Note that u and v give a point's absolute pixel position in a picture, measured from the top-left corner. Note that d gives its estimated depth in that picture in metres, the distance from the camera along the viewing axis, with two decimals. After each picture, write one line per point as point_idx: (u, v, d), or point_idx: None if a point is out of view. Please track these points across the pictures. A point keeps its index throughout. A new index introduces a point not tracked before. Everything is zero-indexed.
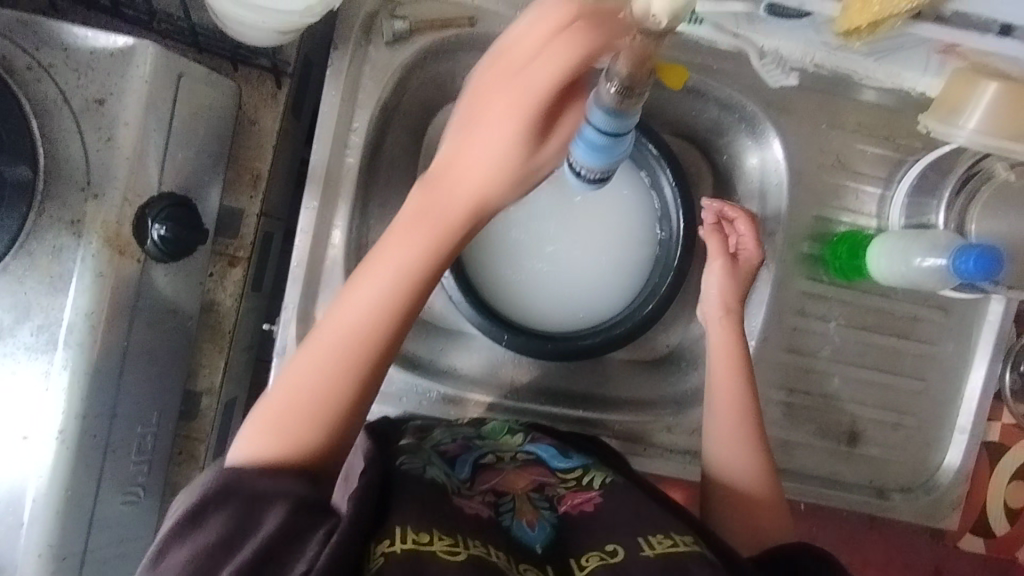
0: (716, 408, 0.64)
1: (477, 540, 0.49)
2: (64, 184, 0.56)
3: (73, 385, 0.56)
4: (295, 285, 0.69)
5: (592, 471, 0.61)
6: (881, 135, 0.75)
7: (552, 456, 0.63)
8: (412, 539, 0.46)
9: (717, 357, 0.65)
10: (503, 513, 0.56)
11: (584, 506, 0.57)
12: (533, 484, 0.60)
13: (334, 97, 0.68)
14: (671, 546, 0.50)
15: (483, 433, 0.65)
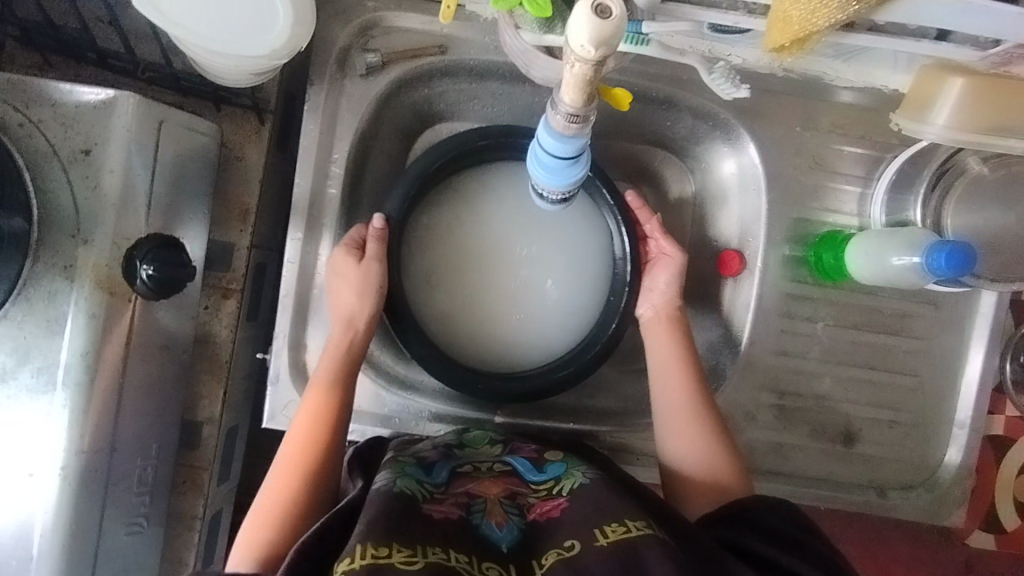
0: (661, 400, 0.67)
1: (437, 546, 0.50)
2: (57, 231, 0.59)
3: (73, 422, 0.59)
4: (284, 314, 0.71)
5: (564, 480, 0.64)
6: (858, 134, 0.74)
7: (527, 469, 0.66)
8: (371, 555, 0.45)
9: (659, 351, 0.69)
10: (474, 512, 0.58)
11: (552, 512, 0.59)
12: (505, 491, 0.63)
13: (312, 131, 0.71)
14: (624, 533, 0.52)
15: (462, 443, 0.70)
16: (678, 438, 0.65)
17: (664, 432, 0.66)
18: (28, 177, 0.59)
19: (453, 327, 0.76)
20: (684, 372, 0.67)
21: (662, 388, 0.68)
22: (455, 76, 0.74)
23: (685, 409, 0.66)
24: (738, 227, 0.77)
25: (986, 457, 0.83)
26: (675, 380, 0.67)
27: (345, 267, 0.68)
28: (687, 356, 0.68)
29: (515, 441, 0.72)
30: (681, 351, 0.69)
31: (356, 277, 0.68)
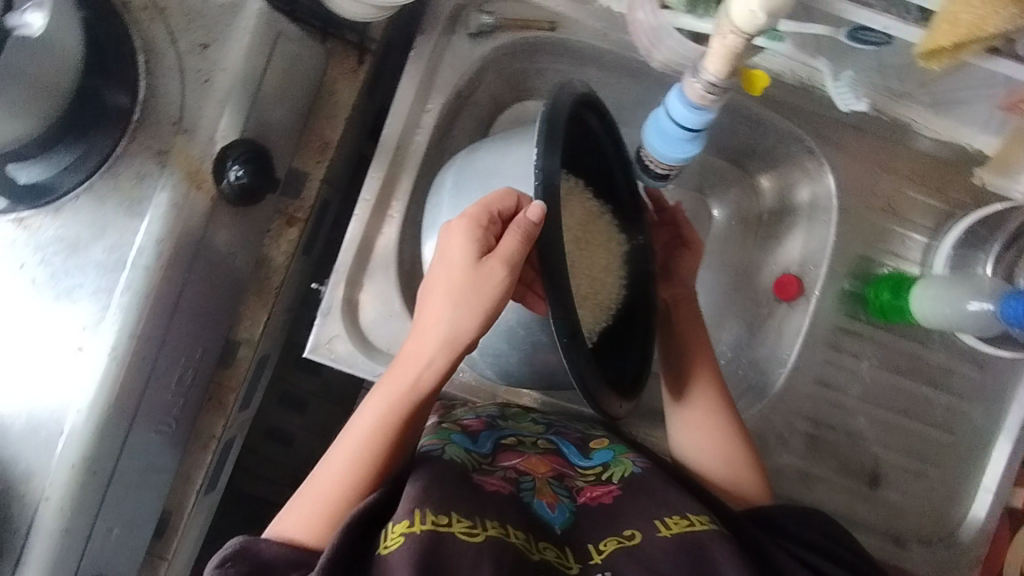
0: (683, 393, 0.65)
1: (495, 520, 0.48)
2: (159, 116, 0.60)
3: (131, 304, 0.58)
4: (348, 249, 0.72)
5: (614, 466, 0.60)
6: (932, 186, 0.76)
7: (573, 453, 0.62)
8: (431, 520, 0.45)
9: (681, 335, 0.67)
10: (524, 489, 0.55)
11: (603, 498, 0.56)
12: (553, 471, 0.58)
13: (413, 78, 0.72)
14: (688, 526, 0.51)
15: (506, 416, 0.66)
16: (698, 430, 0.64)
17: (681, 427, 0.65)
18: (141, 60, 0.60)
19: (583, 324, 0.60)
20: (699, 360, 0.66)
21: (679, 380, 0.66)
22: (558, 54, 0.76)
23: (704, 403, 0.64)
24: (800, 253, 0.78)
25: (1001, 527, 0.83)
26: (698, 375, 0.65)
27: (455, 255, 0.50)
28: (709, 352, 0.66)
29: (557, 423, 0.67)
30: (704, 343, 0.67)
31: (459, 275, 0.50)
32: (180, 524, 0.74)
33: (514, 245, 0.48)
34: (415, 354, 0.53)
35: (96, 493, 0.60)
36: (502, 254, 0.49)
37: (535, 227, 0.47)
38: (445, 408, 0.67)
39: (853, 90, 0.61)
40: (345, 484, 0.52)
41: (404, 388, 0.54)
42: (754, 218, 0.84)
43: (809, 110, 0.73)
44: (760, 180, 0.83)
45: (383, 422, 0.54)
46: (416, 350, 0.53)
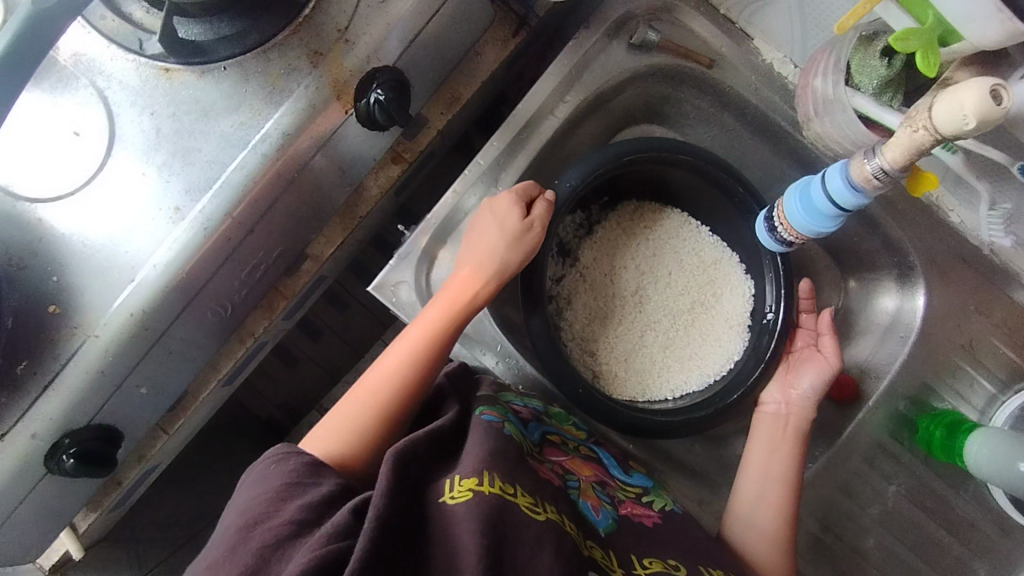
0: (754, 477, 0.68)
1: (551, 505, 0.49)
2: (326, 18, 0.60)
3: (241, 185, 0.59)
4: (445, 206, 0.72)
5: (653, 493, 0.60)
6: (1021, 343, 0.74)
7: (612, 465, 0.62)
8: (499, 486, 0.47)
9: (777, 431, 0.70)
10: (571, 486, 0.54)
11: (644, 519, 0.56)
12: (595, 477, 0.59)
13: (562, 67, 0.72)
14: None
15: (552, 413, 0.66)
16: (759, 517, 0.67)
17: (740, 507, 0.68)
18: None
19: (602, 338, 0.81)
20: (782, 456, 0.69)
21: (760, 464, 0.69)
22: (704, 92, 0.76)
23: (773, 496, 0.67)
24: (866, 359, 0.79)
25: None
26: (776, 469, 0.68)
27: (491, 221, 0.67)
28: (795, 454, 0.69)
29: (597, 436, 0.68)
30: (791, 441, 0.70)
31: (495, 232, 0.67)
32: (192, 405, 0.74)
33: (537, 214, 0.67)
34: (448, 290, 0.66)
35: (140, 349, 0.61)
36: (529, 218, 0.67)
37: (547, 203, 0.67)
38: (497, 384, 0.67)
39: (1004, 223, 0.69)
40: (381, 399, 0.60)
41: (441, 313, 0.65)
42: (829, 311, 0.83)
43: (928, 228, 0.72)
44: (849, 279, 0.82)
45: (411, 354, 0.62)
46: (450, 286, 0.66)
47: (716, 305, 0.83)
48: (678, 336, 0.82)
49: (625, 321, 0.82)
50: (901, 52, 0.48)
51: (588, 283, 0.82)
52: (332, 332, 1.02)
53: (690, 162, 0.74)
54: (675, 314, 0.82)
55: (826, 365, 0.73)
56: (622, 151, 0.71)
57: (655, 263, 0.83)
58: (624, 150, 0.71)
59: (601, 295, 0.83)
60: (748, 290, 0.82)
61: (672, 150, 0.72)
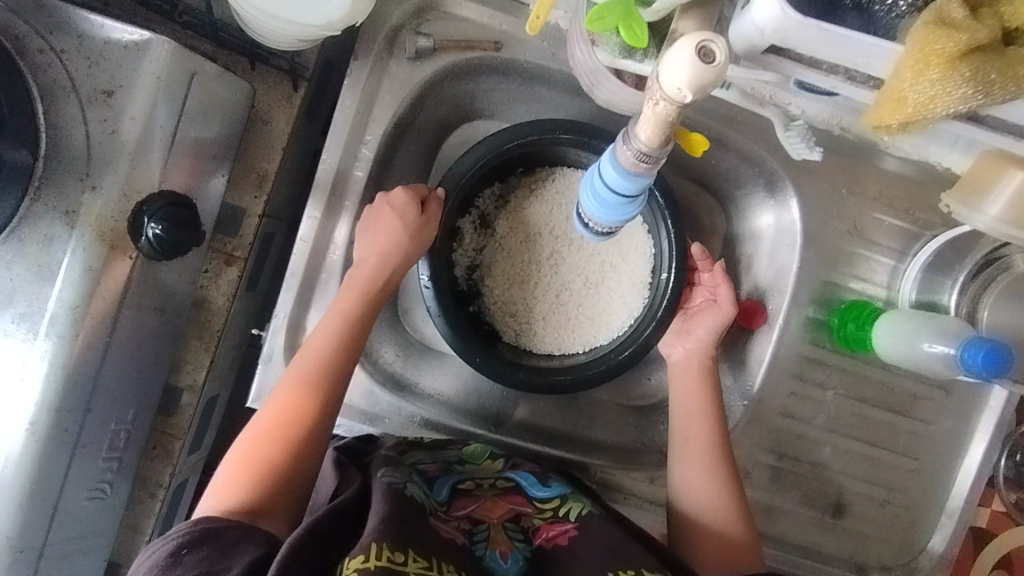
0: (681, 445, 0.66)
1: (451, 564, 0.49)
2: (63, 171, 0.55)
3: (51, 377, 0.55)
4: (289, 293, 0.68)
5: (570, 501, 0.61)
6: (900, 207, 0.73)
7: (531, 484, 0.63)
8: (386, 557, 0.45)
9: (686, 382, 0.69)
10: (478, 541, 0.55)
11: (559, 539, 0.57)
12: (509, 513, 0.59)
13: (349, 108, 0.67)
14: None
15: (464, 456, 0.66)
16: (698, 487, 0.64)
17: (681, 483, 0.65)
18: (40, 109, 0.54)
19: (517, 307, 0.77)
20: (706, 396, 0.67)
21: (682, 421, 0.67)
22: (505, 75, 0.71)
23: (700, 456, 0.64)
24: (763, 279, 0.75)
25: (965, 547, 0.79)
26: (700, 428, 0.66)
27: (382, 220, 0.66)
28: (711, 402, 0.67)
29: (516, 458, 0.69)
30: (704, 388, 0.68)
31: (387, 229, 0.66)
32: None
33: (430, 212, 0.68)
34: (339, 309, 0.63)
35: (26, 568, 0.58)
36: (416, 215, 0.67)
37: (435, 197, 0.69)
38: (407, 440, 0.67)
39: (805, 139, 0.63)
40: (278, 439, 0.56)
41: (338, 333, 0.62)
42: (718, 238, 0.80)
43: (772, 131, 0.69)
44: (725, 201, 0.79)
45: (320, 369, 0.60)
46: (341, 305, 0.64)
47: (624, 263, 0.76)
48: (588, 294, 0.77)
49: (539, 284, 0.77)
50: (604, 28, 0.44)
51: (500, 247, 0.77)
52: None
53: (570, 140, 0.69)
54: (582, 278, 0.77)
55: (721, 313, 0.71)
56: (501, 139, 0.69)
57: (563, 225, 0.77)
58: (504, 138, 0.69)
59: (515, 258, 0.77)
60: (649, 247, 0.76)
61: (552, 130, 0.68)
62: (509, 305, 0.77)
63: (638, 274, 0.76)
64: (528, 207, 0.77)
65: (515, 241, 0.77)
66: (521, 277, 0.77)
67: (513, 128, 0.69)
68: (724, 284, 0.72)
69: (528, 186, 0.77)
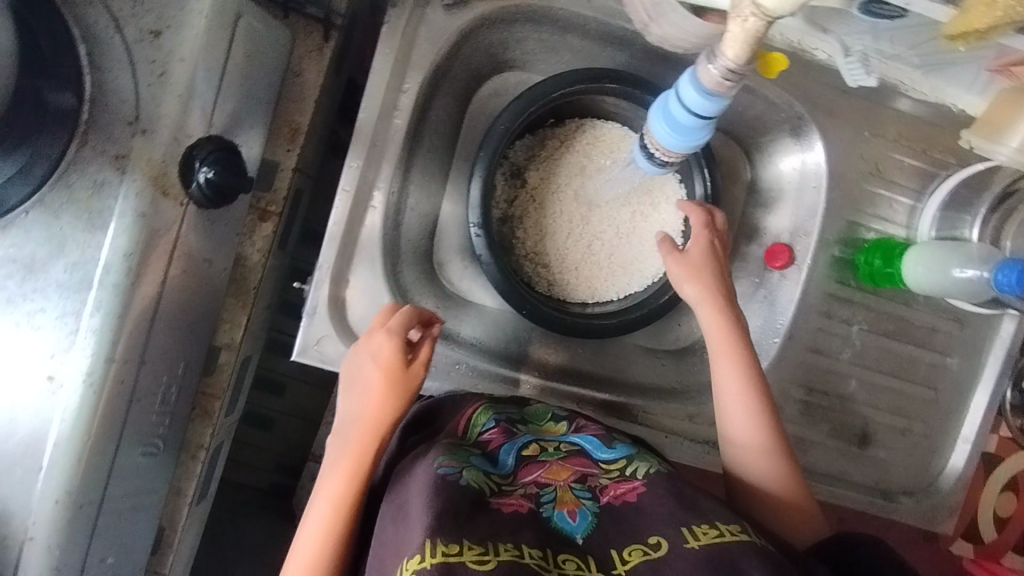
0: (724, 396, 0.61)
1: (508, 542, 0.48)
2: (110, 116, 0.53)
3: (103, 329, 0.54)
4: (332, 245, 0.68)
5: (637, 462, 0.59)
6: (918, 148, 0.76)
7: (596, 448, 0.62)
8: (442, 552, 0.45)
9: (713, 334, 0.62)
10: (544, 504, 0.54)
11: (627, 496, 0.55)
12: (575, 475, 0.58)
13: (387, 56, 0.66)
14: (717, 537, 0.50)
15: (526, 418, 0.66)
16: (746, 443, 0.60)
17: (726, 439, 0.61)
18: (82, 52, 0.53)
19: (550, 258, 0.77)
20: (736, 357, 0.60)
21: (721, 380, 0.61)
22: (540, 24, 0.71)
23: (743, 402, 0.60)
24: (790, 222, 0.78)
25: (976, 471, 0.84)
26: (738, 385, 0.60)
27: (381, 347, 0.59)
28: (744, 349, 0.61)
29: (580, 419, 0.68)
30: (733, 333, 0.61)
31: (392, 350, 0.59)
32: (175, 539, 0.71)
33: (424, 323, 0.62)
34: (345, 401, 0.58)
35: (84, 528, 0.57)
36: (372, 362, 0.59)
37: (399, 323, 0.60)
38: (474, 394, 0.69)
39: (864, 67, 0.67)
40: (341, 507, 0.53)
41: (389, 383, 0.58)
42: (742, 184, 0.83)
43: (797, 74, 0.72)
44: (749, 149, 0.81)
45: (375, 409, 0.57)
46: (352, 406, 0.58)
47: (656, 213, 0.77)
48: (620, 245, 0.78)
49: (570, 235, 0.77)
50: None
51: (533, 199, 0.77)
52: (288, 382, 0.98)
53: (615, 88, 0.70)
54: (615, 228, 0.77)
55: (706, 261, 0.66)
56: (548, 86, 0.68)
57: (594, 177, 0.77)
58: (554, 85, 0.68)
59: (546, 210, 0.77)
60: (681, 195, 0.77)
61: (597, 77, 0.68)
62: (544, 258, 0.78)
63: (669, 224, 0.77)
64: (560, 158, 0.77)
65: (546, 193, 0.77)
66: (553, 229, 0.77)
67: (557, 75, 0.69)
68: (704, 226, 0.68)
69: (560, 138, 0.77)
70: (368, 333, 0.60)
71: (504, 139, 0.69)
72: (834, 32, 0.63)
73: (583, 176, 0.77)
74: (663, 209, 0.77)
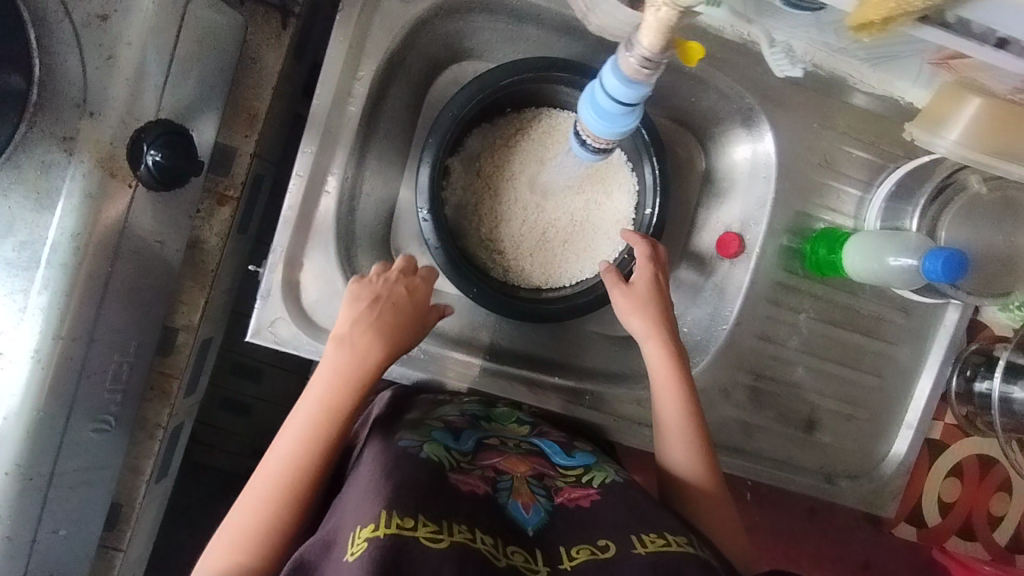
0: (665, 430, 0.65)
1: (463, 525, 0.49)
2: (59, 99, 0.54)
3: (51, 307, 0.55)
4: (286, 229, 0.69)
5: (593, 471, 0.62)
6: (867, 140, 0.78)
7: (555, 452, 0.65)
8: (397, 524, 0.46)
9: (655, 373, 0.66)
10: (500, 490, 0.57)
11: (580, 501, 0.58)
12: (533, 470, 0.61)
13: (341, 43, 0.68)
14: (663, 546, 0.51)
15: (490, 417, 0.69)
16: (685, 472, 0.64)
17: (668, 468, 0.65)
18: (32, 35, 0.53)
19: (505, 245, 0.79)
20: (676, 396, 0.65)
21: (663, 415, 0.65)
22: (495, 14, 0.72)
23: (683, 433, 0.64)
24: (741, 212, 0.80)
25: (921, 456, 0.86)
26: (676, 420, 0.65)
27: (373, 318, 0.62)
28: (683, 386, 0.65)
29: (542, 426, 0.71)
30: (674, 366, 0.66)
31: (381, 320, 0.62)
32: (132, 516, 0.73)
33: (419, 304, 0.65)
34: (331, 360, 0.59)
35: (35, 499, 0.59)
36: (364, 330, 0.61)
37: (393, 303, 0.63)
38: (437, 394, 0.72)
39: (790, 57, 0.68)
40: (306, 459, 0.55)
41: (373, 357, 0.60)
42: (698, 174, 0.84)
43: (747, 66, 0.73)
44: (705, 140, 0.83)
45: (355, 375, 0.59)
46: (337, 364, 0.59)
47: (608, 201, 0.79)
48: (573, 233, 0.79)
49: (525, 222, 0.79)
50: None
51: (488, 187, 0.79)
52: (267, 372, 0.97)
53: (564, 78, 0.71)
54: (568, 216, 0.79)
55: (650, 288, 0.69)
56: (497, 75, 0.70)
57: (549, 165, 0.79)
58: (501, 74, 0.70)
59: (501, 198, 0.79)
60: (633, 184, 0.79)
61: (545, 67, 0.70)
62: (499, 244, 0.79)
63: (621, 212, 0.79)
64: (515, 147, 0.79)
65: (501, 182, 0.79)
66: (508, 217, 0.79)
67: (505, 64, 0.70)
68: (647, 260, 0.71)
69: (515, 127, 0.79)
70: (361, 301, 0.62)
71: (454, 126, 0.71)
72: (758, 22, 0.64)
73: (538, 164, 0.79)
74: (615, 197, 0.79)
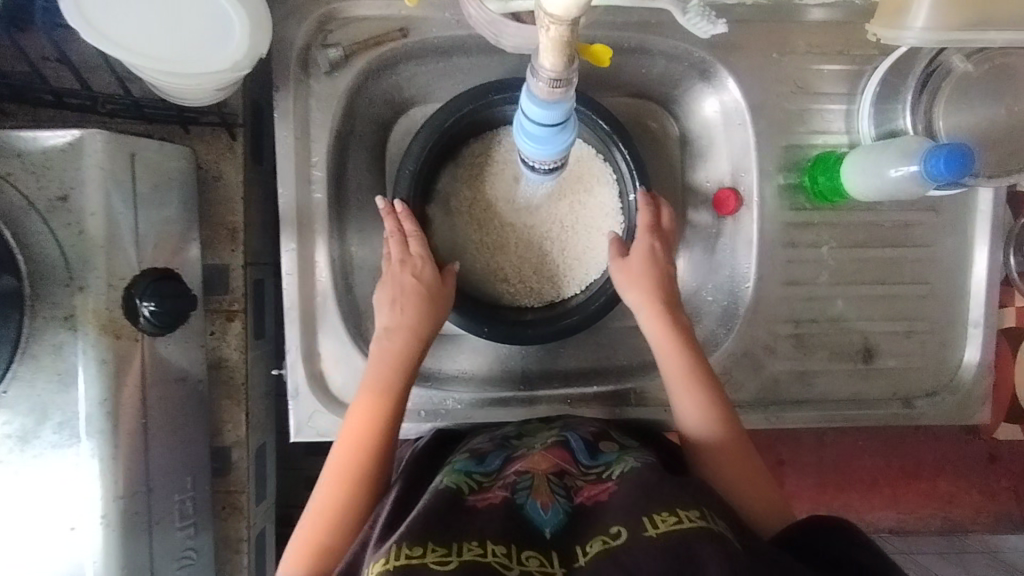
0: (679, 402, 0.63)
1: (474, 541, 0.46)
2: (49, 283, 0.57)
3: (103, 475, 0.58)
4: (294, 327, 0.71)
5: (615, 465, 0.58)
6: (836, 51, 0.73)
7: (579, 449, 0.62)
8: (405, 555, 0.44)
9: (657, 339, 0.65)
10: (519, 491, 0.54)
11: (599, 496, 0.53)
12: (555, 467, 0.58)
13: (287, 139, 0.69)
14: (675, 524, 0.46)
15: (520, 432, 0.68)
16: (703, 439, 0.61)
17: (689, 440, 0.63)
18: (7, 232, 0.56)
19: (505, 270, 0.79)
20: (683, 355, 0.64)
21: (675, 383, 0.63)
22: (421, 58, 0.72)
23: (692, 391, 0.62)
24: (729, 164, 0.77)
25: (1000, 348, 0.81)
26: (687, 386, 0.63)
27: (399, 309, 0.67)
28: (691, 350, 0.64)
29: (573, 420, 0.69)
30: (676, 330, 0.65)
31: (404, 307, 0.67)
32: None
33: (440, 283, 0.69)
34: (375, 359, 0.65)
35: None
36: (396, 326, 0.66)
37: (414, 287, 0.68)
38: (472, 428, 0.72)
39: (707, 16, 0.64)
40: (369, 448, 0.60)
41: (406, 349, 0.65)
42: (674, 139, 0.82)
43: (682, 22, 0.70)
44: (670, 104, 0.80)
45: (392, 376, 0.63)
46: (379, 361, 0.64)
47: (592, 197, 0.78)
48: (567, 237, 0.78)
49: (518, 242, 0.79)
50: None
51: (471, 217, 0.78)
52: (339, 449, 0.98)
53: (508, 98, 0.71)
54: (557, 223, 0.78)
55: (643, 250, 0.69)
56: (442, 117, 0.70)
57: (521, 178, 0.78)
58: (444, 115, 0.70)
59: (487, 225, 0.78)
60: (610, 174, 0.78)
61: (483, 95, 0.70)
62: (500, 271, 0.79)
63: (607, 203, 0.78)
64: (485, 173, 0.78)
65: (481, 209, 0.78)
66: (498, 241, 0.79)
67: (446, 104, 0.70)
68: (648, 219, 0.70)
69: (478, 153, 0.78)
70: (387, 293, 0.68)
71: (415, 178, 0.71)
72: None
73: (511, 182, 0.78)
74: (598, 191, 0.77)
